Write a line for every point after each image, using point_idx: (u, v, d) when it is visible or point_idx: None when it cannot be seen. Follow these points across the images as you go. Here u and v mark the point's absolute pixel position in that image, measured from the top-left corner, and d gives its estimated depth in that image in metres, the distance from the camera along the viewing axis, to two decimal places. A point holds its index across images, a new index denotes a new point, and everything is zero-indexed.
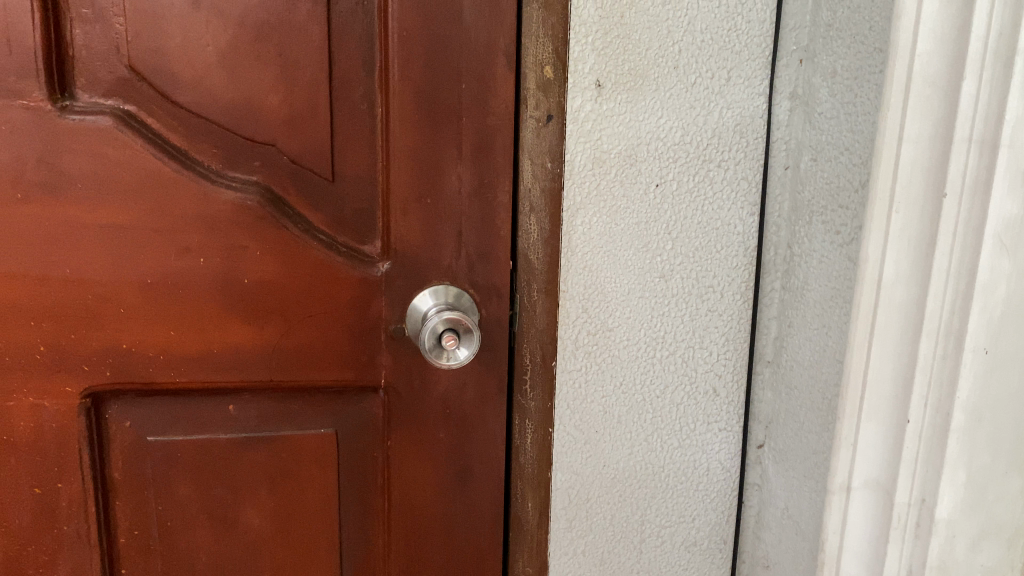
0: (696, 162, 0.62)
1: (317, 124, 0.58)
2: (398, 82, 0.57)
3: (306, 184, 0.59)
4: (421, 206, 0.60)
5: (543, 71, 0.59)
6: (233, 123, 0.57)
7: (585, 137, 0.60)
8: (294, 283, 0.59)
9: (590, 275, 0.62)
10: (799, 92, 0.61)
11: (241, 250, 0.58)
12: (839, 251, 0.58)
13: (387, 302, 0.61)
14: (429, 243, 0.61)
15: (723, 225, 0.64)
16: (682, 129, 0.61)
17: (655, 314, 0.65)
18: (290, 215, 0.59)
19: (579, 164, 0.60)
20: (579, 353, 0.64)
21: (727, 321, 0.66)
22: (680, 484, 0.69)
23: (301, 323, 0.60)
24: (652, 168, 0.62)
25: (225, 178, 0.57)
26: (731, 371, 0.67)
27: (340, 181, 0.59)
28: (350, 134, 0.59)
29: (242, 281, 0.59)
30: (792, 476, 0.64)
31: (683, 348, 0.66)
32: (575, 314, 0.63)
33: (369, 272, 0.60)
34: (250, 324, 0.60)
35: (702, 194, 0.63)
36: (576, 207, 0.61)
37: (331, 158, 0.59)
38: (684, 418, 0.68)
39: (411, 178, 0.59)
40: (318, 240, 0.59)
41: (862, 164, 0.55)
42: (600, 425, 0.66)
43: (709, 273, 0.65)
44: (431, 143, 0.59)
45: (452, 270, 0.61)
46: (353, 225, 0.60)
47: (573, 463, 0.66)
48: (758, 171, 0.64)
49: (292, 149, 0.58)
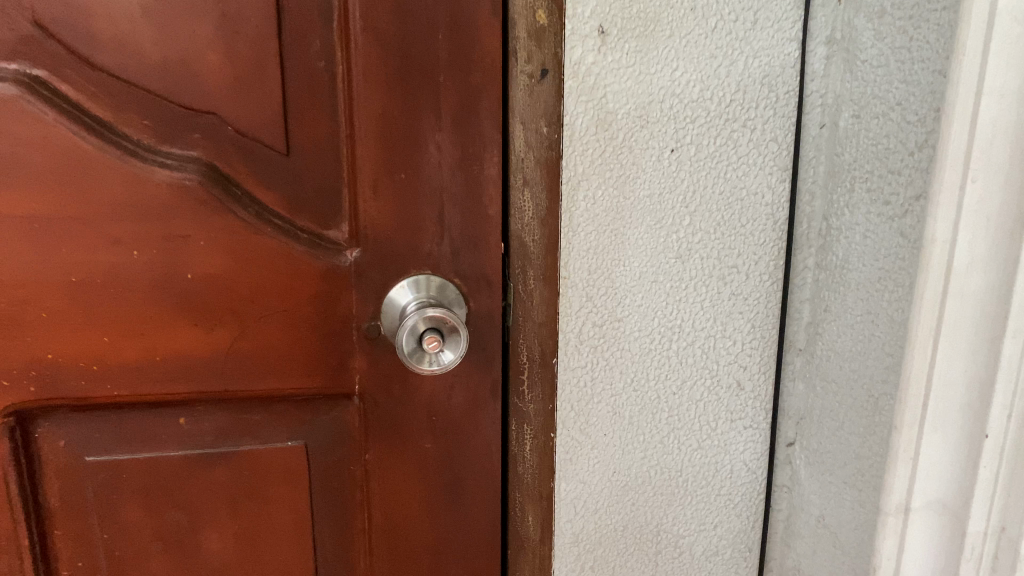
0: (717, 122, 0.53)
1: (266, 88, 0.48)
2: (363, 33, 0.48)
3: (257, 159, 0.49)
4: (395, 182, 0.51)
5: (536, 17, 0.49)
6: (165, 89, 0.47)
7: (588, 95, 0.51)
8: (246, 276, 0.50)
9: (594, 258, 0.54)
10: (838, 36, 0.52)
11: (183, 241, 0.49)
12: (890, 226, 0.49)
13: (359, 296, 0.52)
14: (406, 226, 0.51)
15: (749, 195, 0.55)
16: (701, 84, 0.52)
17: (672, 300, 0.56)
18: (239, 197, 0.49)
19: (579, 128, 0.51)
20: (584, 347, 0.55)
21: (754, 305, 0.57)
22: (700, 490, 0.61)
23: (258, 323, 0.51)
24: (666, 130, 0.52)
25: (158, 155, 0.48)
26: (758, 362, 0.59)
27: (297, 155, 0.50)
28: (308, 97, 0.49)
29: (186, 277, 0.50)
30: (829, 479, 0.57)
31: (704, 338, 0.57)
32: (578, 304, 0.54)
33: (335, 262, 0.51)
34: (198, 327, 0.51)
35: (724, 159, 0.54)
36: (577, 179, 0.52)
37: (286, 127, 0.49)
38: (705, 417, 0.59)
39: (383, 149, 0.50)
40: (277, 226, 0.50)
41: (920, 122, 0.46)
42: (610, 428, 0.58)
43: (733, 251, 0.56)
44: (404, 107, 0.49)
45: (435, 257, 0.52)
46: (314, 207, 0.51)
47: (579, 472, 0.58)
48: (790, 130, 0.54)
49: (238, 117, 0.48)
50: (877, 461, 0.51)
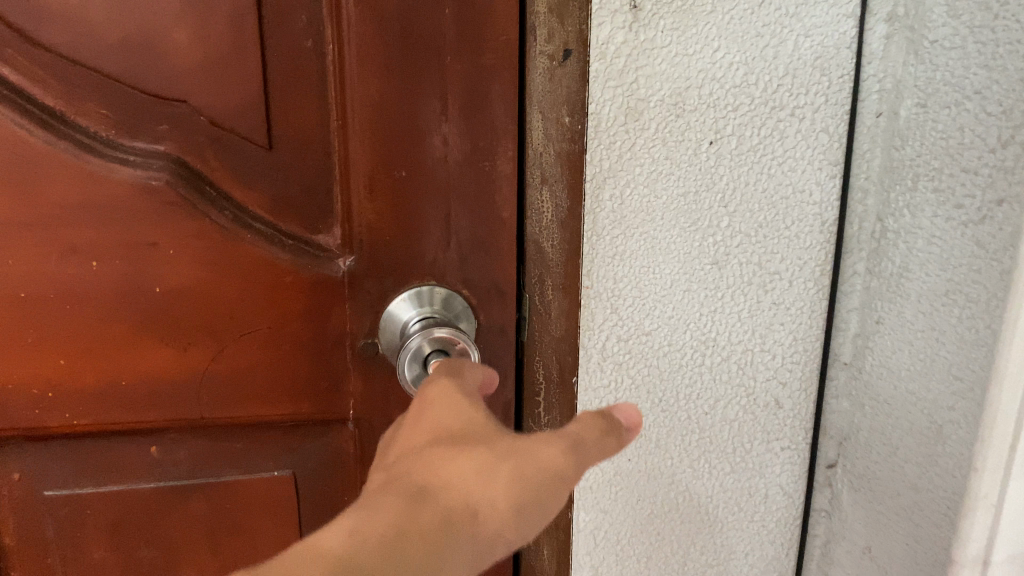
0: (762, 110, 0.47)
1: (244, 72, 0.41)
2: (357, 6, 0.41)
3: (235, 154, 0.42)
4: (394, 181, 0.44)
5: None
6: (126, 73, 0.40)
7: (617, 80, 0.44)
8: (224, 289, 0.44)
9: (620, 265, 0.48)
10: (902, 11, 0.46)
11: (149, 250, 0.42)
12: (963, 233, 0.43)
13: (353, 310, 0.45)
14: (407, 231, 0.45)
15: (794, 192, 0.49)
16: (745, 66, 0.46)
17: (705, 311, 0.50)
18: (214, 199, 0.43)
19: (606, 117, 0.45)
20: (607, 364, 0.49)
21: (796, 315, 0.51)
22: (731, 516, 0.55)
23: (238, 342, 0.45)
24: (704, 119, 0.46)
25: (119, 149, 0.41)
26: (798, 378, 0.53)
27: (280, 150, 0.43)
28: (293, 81, 0.42)
29: (153, 290, 0.43)
30: (876, 508, 0.51)
31: (740, 353, 0.51)
32: (601, 317, 0.48)
33: (325, 272, 0.45)
34: (169, 347, 0.44)
35: (768, 152, 0.47)
36: (602, 176, 0.46)
37: (268, 117, 0.42)
38: (738, 437, 0.53)
39: (381, 142, 0.43)
40: (259, 231, 0.44)
41: (1006, 116, 0.40)
42: (634, 453, 0.52)
43: (775, 256, 0.50)
44: (405, 93, 0.42)
45: (440, 265, 0.46)
46: (301, 209, 0.44)
47: (600, 500, 0.52)
48: (843, 120, 0.48)
49: (211, 106, 0.41)
50: (941, 497, 0.45)
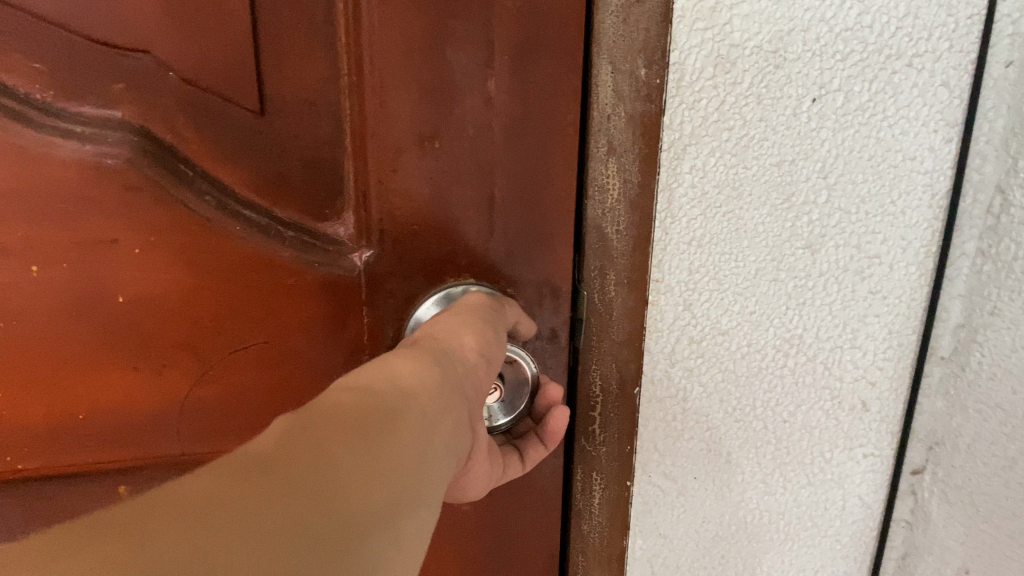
0: (875, 60, 0.38)
1: (223, 13, 0.31)
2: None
3: (215, 122, 0.33)
4: (424, 154, 0.34)
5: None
6: (65, 15, 0.30)
7: (707, 20, 0.36)
8: (207, 297, 0.35)
9: (698, 252, 0.41)
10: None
11: (110, 247, 0.33)
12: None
13: (373, 317, 0.37)
14: (439, 217, 0.36)
15: (903, 160, 0.40)
16: (860, 3, 0.37)
17: (792, 303, 0.43)
18: (191, 181, 0.33)
19: (691, 70, 0.37)
20: (676, 371, 0.44)
21: (893, 305, 0.43)
22: (803, 532, 0.49)
23: (227, 362, 0.37)
24: (808, 71, 0.38)
25: (60, 118, 0.31)
26: (890, 377, 0.45)
27: (272, 115, 0.33)
28: (289, 23, 0.32)
29: (114, 300, 0.34)
30: (974, 517, 0.46)
31: (827, 351, 0.44)
32: (672, 317, 0.42)
33: (335, 270, 0.36)
34: (139, 369, 0.36)
35: (877, 111, 0.39)
36: (682, 145, 0.39)
37: (258, 73, 0.32)
38: (817, 445, 0.47)
39: (407, 106, 0.33)
40: (251, 221, 0.34)
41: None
42: (701, 470, 0.46)
43: (876, 236, 0.42)
44: (434, 39, 0.32)
45: (479, 258, 0.37)
46: (301, 191, 0.34)
47: (659, 525, 0.48)
48: (967, 71, 0.38)
49: (178, 57, 0.31)
50: None
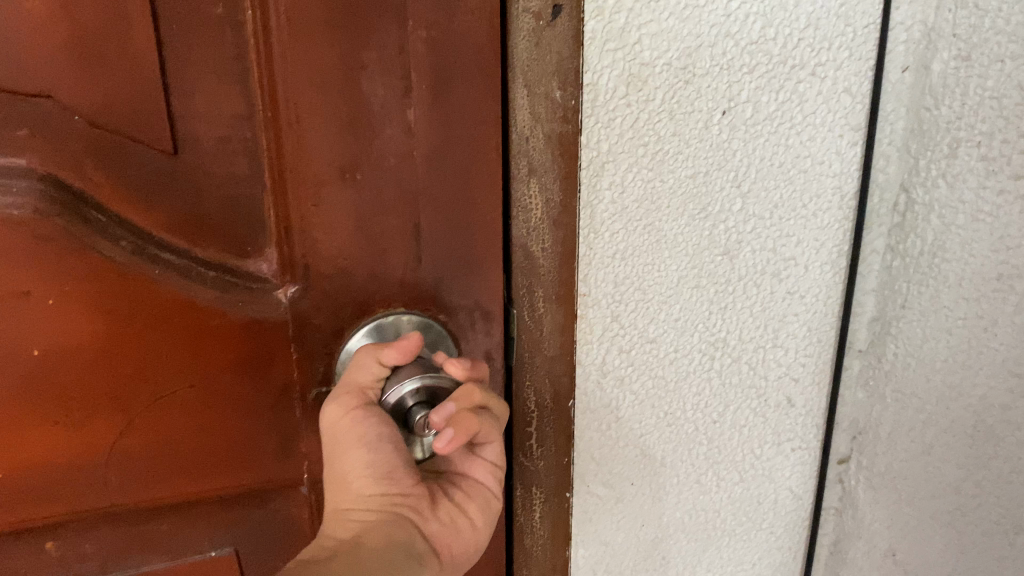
0: (781, 71, 0.40)
1: (132, 55, 0.30)
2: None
3: (129, 166, 0.32)
4: (348, 187, 0.34)
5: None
6: None
7: (617, 40, 0.37)
8: (129, 344, 0.34)
9: (620, 265, 0.42)
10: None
11: (22, 302, 0.32)
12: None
13: (302, 354, 0.37)
14: (366, 248, 0.36)
15: (812, 165, 0.42)
16: (763, 19, 0.39)
17: (714, 308, 0.45)
18: (105, 227, 0.33)
19: (604, 89, 0.38)
20: (608, 381, 0.45)
21: (811, 304, 0.46)
22: (739, 527, 0.51)
23: (152, 411, 0.36)
24: (717, 85, 0.40)
25: None
26: (812, 371, 0.48)
27: (191, 157, 0.33)
28: (201, 59, 0.31)
29: (29, 354, 0.33)
30: (895, 498, 0.49)
31: (751, 351, 0.46)
32: (601, 329, 0.43)
33: (263, 310, 0.36)
34: (59, 424, 0.35)
35: (785, 120, 0.41)
36: (602, 161, 0.39)
37: (171, 112, 0.32)
38: (747, 443, 0.49)
39: (328, 140, 0.33)
40: (170, 263, 0.34)
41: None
42: (637, 476, 0.47)
43: (791, 239, 0.44)
44: (351, 73, 0.32)
45: (411, 286, 0.37)
46: (225, 233, 0.34)
47: (600, 532, 0.48)
48: (867, 77, 0.41)
49: (87, 101, 0.30)
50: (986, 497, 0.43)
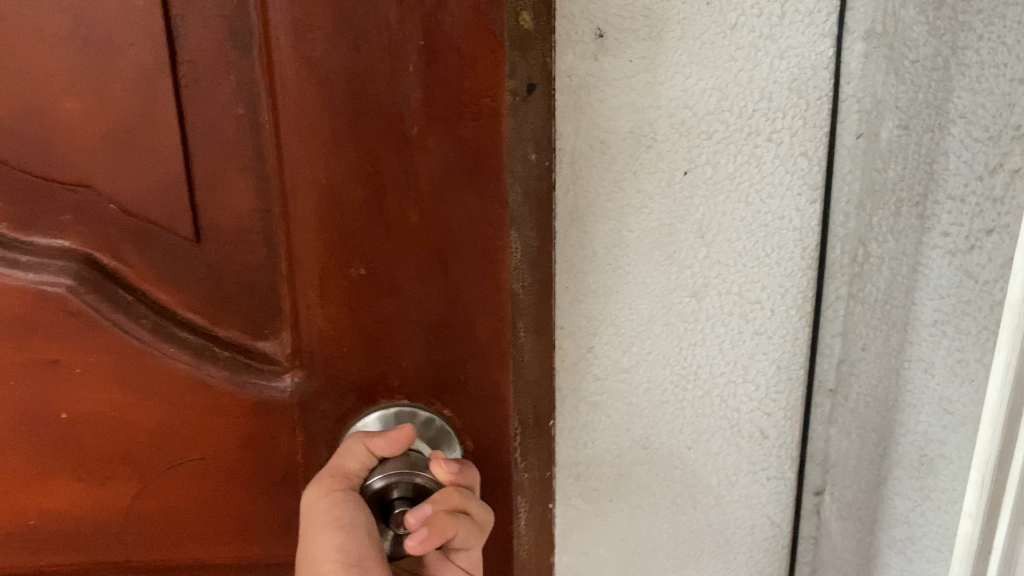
0: (738, 136, 0.44)
1: (154, 158, 0.35)
2: (292, 67, 0.33)
3: (153, 250, 0.37)
4: (352, 278, 0.37)
5: (519, 22, 0.33)
6: (31, 164, 0.35)
7: (581, 113, 0.42)
8: (142, 414, 0.39)
9: (593, 303, 0.46)
10: (880, 28, 0.42)
11: (52, 367, 0.39)
12: (948, 260, 0.43)
13: (306, 437, 0.40)
14: (366, 333, 0.38)
15: (772, 220, 0.46)
16: (718, 92, 0.43)
17: (685, 344, 0.49)
18: (129, 304, 0.38)
19: (575, 153, 0.43)
20: (584, 405, 0.49)
21: (778, 344, 0.49)
22: (719, 548, 0.55)
23: (164, 474, 0.40)
24: (678, 150, 0.44)
25: (25, 249, 0.37)
26: (782, 407, 0.51)
27: (210, 244, 0.37)
28: (218, 159, 0.36)
29: (58, 415, 0.39)
30: (862, 523, 0.53)
31: (722, 385, 0.50)
32: (577, 357, 0.48)
33: (268, 385, 0.39)
34: (83, 480, 0.40)
35: (744, 179, 0.45)
36: (577, 213, 0.44)
37: (194, 204, 0.36)
38: (722, 469, 0.53)
39: (331, 233, 0.36)
40: (186, 341, 0.38)
41: (990, 139, 0.39)
42: (616, 491, 0.52)
43: (755, 285, 0.48)
44: (358, 172, 0.35)
45: (412, 374, 0.39)
46: (238, 312, 0.38)
47: (581, 543, 0.53)
48: (822, 142, 0.44)
49: (121, 195, 0.36)
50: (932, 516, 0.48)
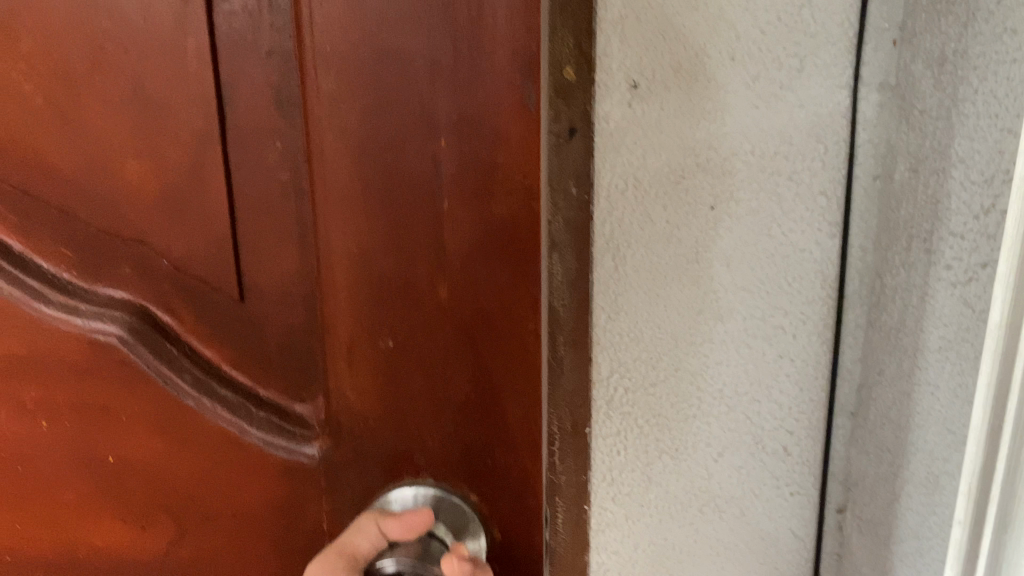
0: (761, 174, 0.46)
1: (208, 222, 0.38)
2: (326, 140, 0.34)
3: (206, 307, 0.40)
4: (382, 353, 0.38)
5: (564, 73, 0.40)
6: (107, 224, 0.39)
7: (616, 155, 0.44)
8: (179, 465, 0.42)
9: (626, 319, 0.48)
10: (893, 81, 0.46)
11: (103, 413, 0.42)
12: (951, 291, 0.46)
13: (330, 506, 0.41)
14: (396, 407, 0.39)
15: (796, 251, 0.48)
16: (742, 134, 0.45)
17: (710, 364, 0.51)
18: (174, 359, 0.40)
19: (608, 187, 0.44)
20: (614, 415, 0.50)
21: (800, 367, 0.52)
22: (745, 556, 0.57)
23: (200, 521, 0.43)
24: (705, 185, 0.46)
25: (93, 300, 0.41)
26: (805, 426, 0.53)
27: (254, 304, 0.39)
28: (263, 229, 0.38)
29: (106, 458, 0.43)
30: (881, 536, 0.55)
31: (746, 403, 0.52)
32: (609, 371, 0.49)
33: (292, 453, 0.41)
34: (130, 519, 0.43)
35: (768, 214, 0.47)
36: (612, 241, 0.46)
37: (240, 267, 0.39)
38: (747, 483, 0.54)
39: (365, 310, 0.37)
40: (224, 399, 0.41)
41: (986, 183, 0.42)
42: (645, 498, 0.53)
43: (779, 311, 0.50)
44: (393, 249, 0.35)
45: (435, 451, 0.39)
46: (276, 374, 0.40)
47: (610, 544, 0.53)
48: (841, 183, 0.47)
49: (182, 257, 0.39)
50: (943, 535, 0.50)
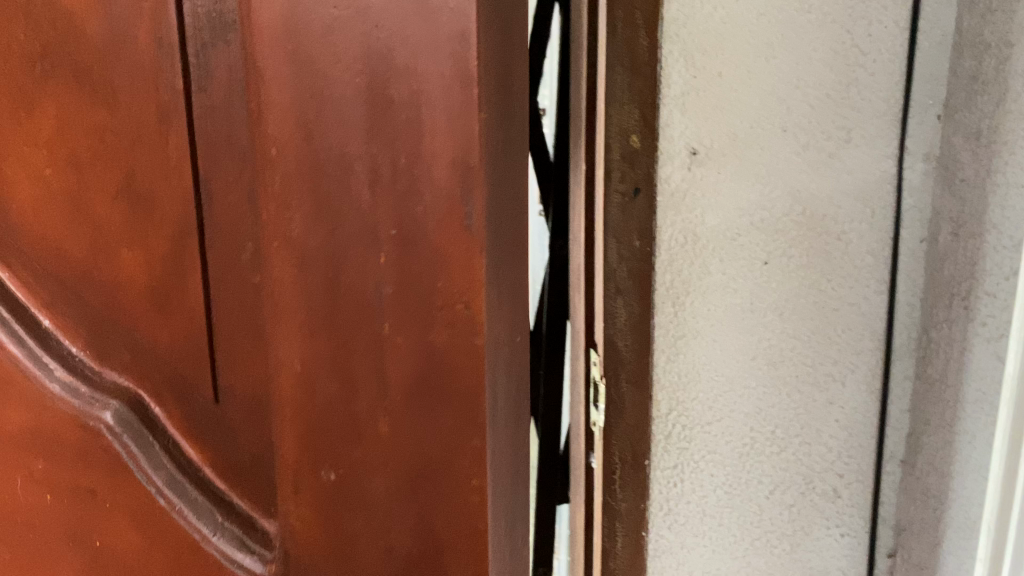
0: (811, 235, 0.50)
1: (191, 311, 0.37)
2: (273, 245, 0.30)
3: (191, 402, 0.38)
4: (322, 484, 0.32)
5: (630, 142, 0.48)
6: (106, 306, 0.38)
7: (676, 209, 0.50)
8: (154, 562, 0.39)
9: (686, 358, 0.53)
10: (937, 155, 0.48)
11: (90, 497, 0.40)
12: (988, 348, 0.44)
13: None
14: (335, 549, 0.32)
15: (843, 307, 0.51)
16: (789, 197, 0.50)
17: (762, 407, 0.53)
18: (156, 451, 0.39)
19: (666, 241, 0.51)
20: (672, 448, 0.54)
21: (849, 415, 0.53)
22: None
23: None
24: (758, 244, 0.51)
25: (98, 380, 0.39)
26: (856, 471, 0.54)
27: (230, 407, 0.37)
28: (234, 325, 0.36)
29: (96, 541, 0.41)
30: None
31: (800, 444, 0.54)
32: (667, 407, 0.54)
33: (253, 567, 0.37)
34: None
35: (814, 270, 0.51)
36: (670, 288, 0.51)
37: (215, 365, 0.37)
38: (798, 521, 0.56)
39: (301, 432, 0.31)
40: (196, 500, 0.38)
41: (1014, 249, 0.42)
42: (700, 527, 0.56)
43: (829, 360, 0.52)
44: (335, 368, 0.30)
45: None
46: (251, 481, 0.37)
47: (665, 567, 0.57)
48: (886, 246, 0.50)
49: (171, 348, 0.38)
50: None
